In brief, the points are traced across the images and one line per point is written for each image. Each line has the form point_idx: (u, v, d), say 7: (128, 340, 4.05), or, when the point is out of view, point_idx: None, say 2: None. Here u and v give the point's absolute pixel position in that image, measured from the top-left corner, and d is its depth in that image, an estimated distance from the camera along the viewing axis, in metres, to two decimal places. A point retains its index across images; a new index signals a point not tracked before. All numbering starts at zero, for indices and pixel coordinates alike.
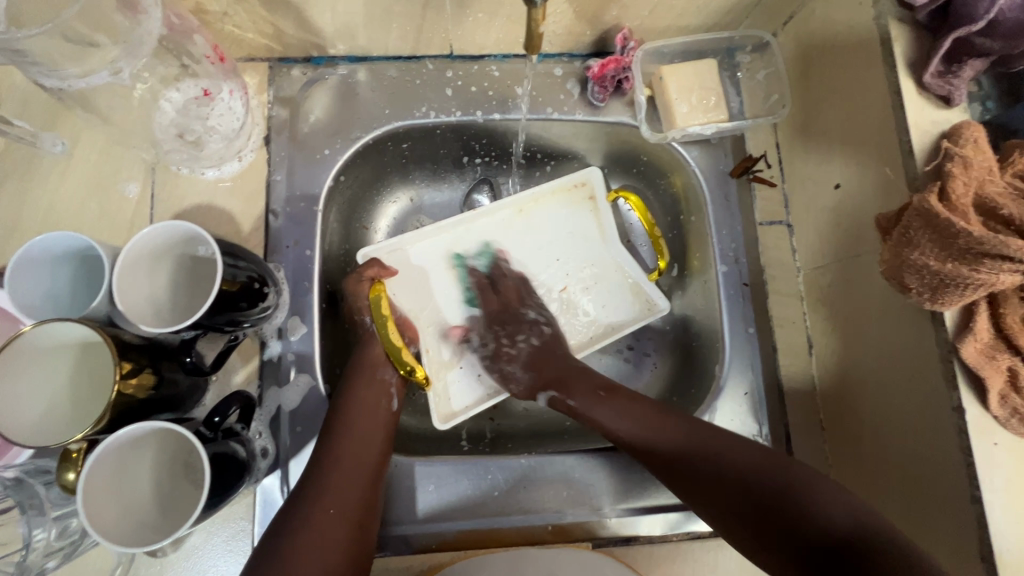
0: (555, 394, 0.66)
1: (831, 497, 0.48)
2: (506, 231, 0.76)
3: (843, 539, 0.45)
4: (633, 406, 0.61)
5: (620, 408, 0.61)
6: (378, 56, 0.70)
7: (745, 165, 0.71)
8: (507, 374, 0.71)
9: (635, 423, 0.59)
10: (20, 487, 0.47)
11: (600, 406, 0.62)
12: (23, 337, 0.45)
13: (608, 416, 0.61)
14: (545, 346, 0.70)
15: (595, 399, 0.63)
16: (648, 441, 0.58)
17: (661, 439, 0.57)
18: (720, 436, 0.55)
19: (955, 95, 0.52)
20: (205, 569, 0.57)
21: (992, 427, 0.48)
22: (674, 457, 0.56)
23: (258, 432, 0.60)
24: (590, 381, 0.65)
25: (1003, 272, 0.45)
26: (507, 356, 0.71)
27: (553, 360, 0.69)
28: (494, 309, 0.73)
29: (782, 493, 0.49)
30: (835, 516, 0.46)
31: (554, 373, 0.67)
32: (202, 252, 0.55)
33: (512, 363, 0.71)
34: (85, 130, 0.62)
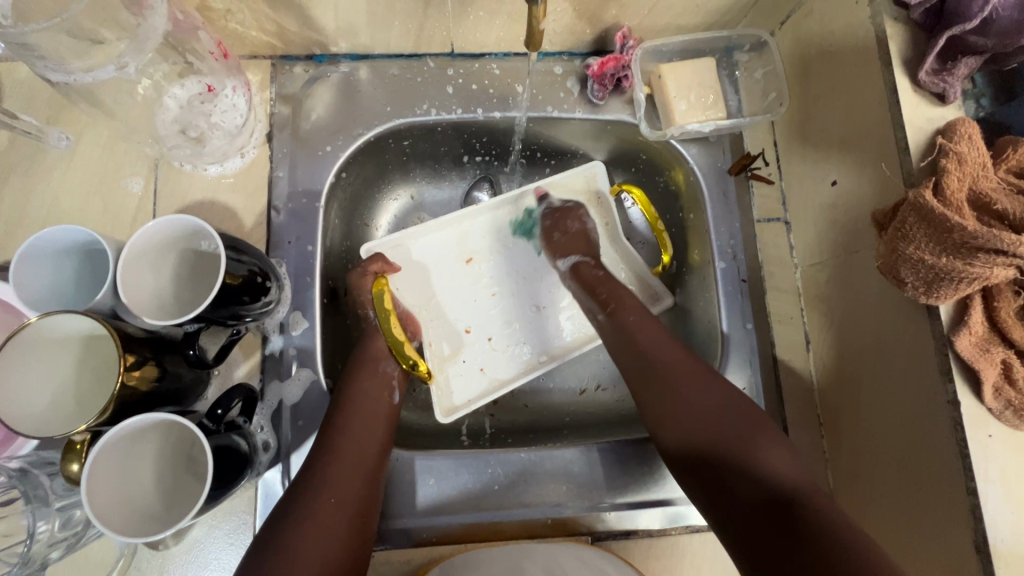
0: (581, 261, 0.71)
1: (782, 461, 0.51)
2: (510, 227, 0.76)
3: (783, 496, 0.48)
4: (651, 330, 0.63)
5: (648, 328, 0.63)
6: (380, 54, 0.70)
7: (744, 162, 0.72)
8: (557, 232, 0.73)
9: (659, 352, 0.61)
10: (25, 477, 0.47)
11: (636, 319, 0.64)
12: (27, 329, 0.46)
13: (639, 325, 0.63)
14: (586, 239, 0.73)
15: (638, 319, 0.64)
16: (659, 361, 0.60)
17: (668, 365, 0.60)
18: (716, 391, 0.57)
19: (950, 92, 0.53)
20: (206, 562, 0.57)
21: (987, 420, 0.49)
22: (671, 380, 0.59)
23: (260, 426, 0.61)
24: (642, 320, 0.64)
25: (997, 265, 0.46)
26: (568, 227, 0.73)
27: (593, 246, 0.73)
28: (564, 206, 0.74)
29: (733, 450, 0.53)
30: (783, 473, 0.50)
31: (590, 250, 0.72)
32: (205, 245, 0.56)
33: (573, 222, 0.73)
34: (90, 126, 0.62)
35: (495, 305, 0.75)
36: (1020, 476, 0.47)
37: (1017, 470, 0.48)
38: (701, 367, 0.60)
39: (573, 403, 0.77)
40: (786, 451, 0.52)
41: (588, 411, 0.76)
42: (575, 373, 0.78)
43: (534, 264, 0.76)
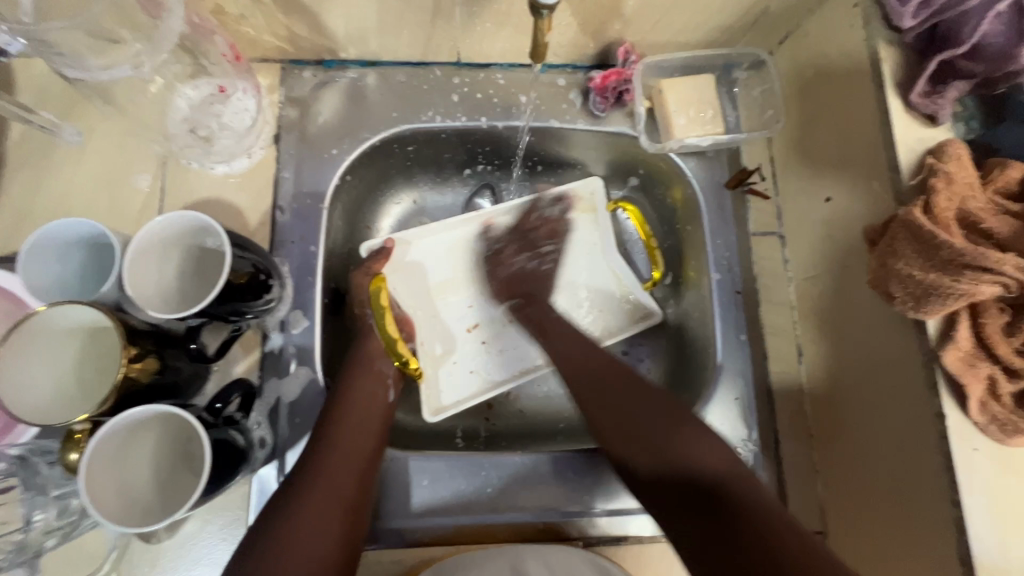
0: (520, 303, 0.73)
1: (708, 445, 0.53)
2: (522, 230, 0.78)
3: (708, 484, 0.49)
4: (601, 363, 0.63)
5: (574, 342, 0.66)
6: (388, 61, 0.72)
7: (741, 177, 0.73)
8: (499, 267, 0.75)
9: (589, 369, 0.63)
10: (24, 464, 0.47)
11: (562, 341, 0.67)
12: (35, 317, 0.47)
13: (569, 352, 0.65)
14: (523, 276, 0.75)
15: (562, 336, 0.68)
16: (589, 377, 0.62)
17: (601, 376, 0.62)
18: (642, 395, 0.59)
19: (941, 113, 0.54)
20: (198, 557, 0.57)
21: (972, 434, 0.49)
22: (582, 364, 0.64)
23: (257, 422, 0.61)
24: (564, 332, 0.67)
25: (984, 281, 0.47)
26: (505, 264, 0.75)
27: (525, 284, 0.74)
28: (519, 225, 0.76)
29: (664, 447, 0.53)
30: (703, 459, 0.51)
31: (525, 287, 0.74)
32: (210, 243, 0.56)
33: (523, 258, 0.75)
34: (101, 123, 0.64)
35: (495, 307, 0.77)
36: (1004, 490, 0.48)
37: (1003, 484, 0.48)
38: (631, 377, 0.61)
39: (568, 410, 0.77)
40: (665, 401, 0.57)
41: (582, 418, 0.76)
42: None
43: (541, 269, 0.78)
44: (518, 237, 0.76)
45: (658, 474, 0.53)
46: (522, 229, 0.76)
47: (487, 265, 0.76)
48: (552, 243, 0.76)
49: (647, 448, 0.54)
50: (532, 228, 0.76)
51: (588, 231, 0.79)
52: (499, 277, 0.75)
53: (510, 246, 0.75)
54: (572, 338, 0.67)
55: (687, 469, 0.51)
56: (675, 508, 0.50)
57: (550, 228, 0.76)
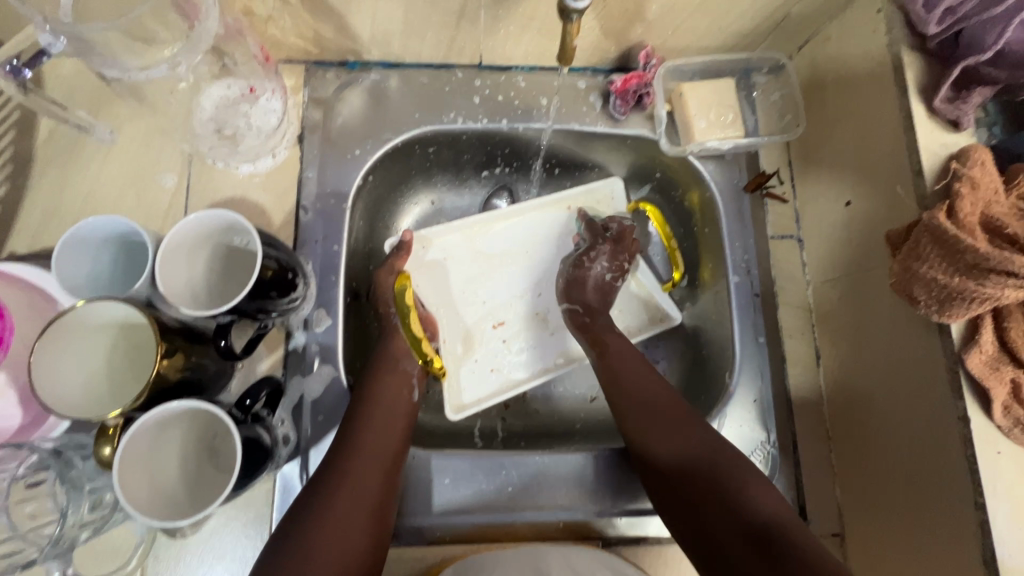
0: (577, 310, 0.72)
1: (773, 497, 0.53)
2: (542, 230, 0.79)
3: (763, 530, 0.50)
4: (649, 381, 0.64)
5: (631, 371, 0.65)
6: (410, 63, 0.72)
7: (760, 181, 0.73)
8: (574, 279, 0.73)
9: (636, 381, 0.64)
10: (59, 457, 0.49)
11: (619, 363, 0.66)
12: (71, 313, 0.47)
13: (625, 372, 0.65)
14: (601, 288, 0.73)
15: (618, 351, 0.67)
16: (651, 407, 0.61)
17: (649, 397, 0.62)
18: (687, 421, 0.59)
19: (964, 120, 0.55)
20: (223, 551, 0.58)
21: (995, 437, 0.50)
22: (624, 383, 0.64)
23: (281, 420, 0.62)
24: (630, 363, 0.66)
25: (1009, 287, 0.47)
26: (585, 273, 0.73)
27: (604, 298, 0.73)
28: (597, 235, 0.74)
29: (724, 484, 0.54)
30: (765, 506, 0.52)
31: (591, 300, 0.72)
32: (238, 241, 0.57)
33: (603, 261, 0.73)
34: (129, 121, 0.65)
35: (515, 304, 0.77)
36: None
37: None
38: (699, 421, 0.60)
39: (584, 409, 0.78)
40: (705, 433, 0.58)
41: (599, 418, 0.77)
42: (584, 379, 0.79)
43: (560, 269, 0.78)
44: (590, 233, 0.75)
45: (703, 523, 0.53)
46: (599, 236, 0.74)
47: (573, 273, 0.73)
48: (601, 252, 0.73)
49: (705, 493, 0.54)
50: (601, 234, 0.74)
51: None
52: (573, 276, 0.73)
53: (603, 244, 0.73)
54: (633, 367, 0.65)
55: (745, 512, 0.52)
56: (716, 557, 0.51)
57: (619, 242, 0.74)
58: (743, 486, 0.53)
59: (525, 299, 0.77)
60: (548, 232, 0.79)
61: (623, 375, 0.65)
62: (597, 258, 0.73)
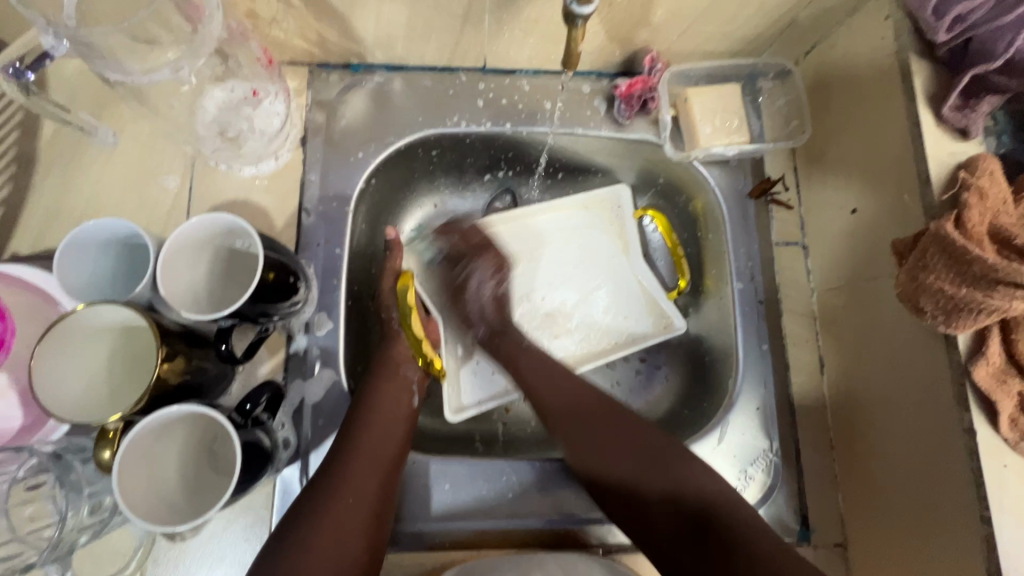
0: (497, 340, 0.70)
1: (704, 473, 0.56)
2: (553, 233, 0.79)
3: (704, 513, 0.53)
4: (573, 385, 0.65)
5: (551, 377, 0.66)
6: (414, 66, 0.72)
7: (764, 187, 0.72)
8: (463, 302, 0.72)
9: (558, 385, 0.65)
10: (59, 462, 0.49)
11: (530, 369, 0.67)
12: (73, 316, 0.48)
13: (538, 377, 0.66)
14: (494, 303, 0.72)
15: (535, 368, 0.67)
16: (575, 410, 0.63)
17: (576, 400, 0.63)
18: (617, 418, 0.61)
19: (973, 128, 0.54)
20: (222, 555, 0.58)
21: (1002, 450, 0.49)
22: (556, 383, 0.65)
23: (281, 424, 0.61)
24: (550, 368, 0.67)
25: (1017, 299, 0.47)
26: (469, 294, 0.72)
27: (503, 311, 0.72)
28: (461, 245, 0.73)
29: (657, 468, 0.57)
30: (698, 486, 0.55)
31: (493, 320, 0.71)
32: (240, 245, 0.57)
33: (478, 279, 0.72)
34: (132, 123, 0.65)
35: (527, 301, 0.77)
36: None
37: None
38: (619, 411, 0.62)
39: None
40: (636, 425, 0.60)
41: None
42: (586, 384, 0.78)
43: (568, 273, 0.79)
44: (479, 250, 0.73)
45: (643, 512, 0.56)
46: (468, 251, 0.73)
47: (457, 297, 0.73)
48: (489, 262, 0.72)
49: (639, 480, 0.57)
50: (477, 246, 0.73)
51: (613, 243, 0.80)
52: (463, 310, 0.72)
53: (485, 257, 0.72)
54: (553, 374, 0.66)
55: (680, 495, 0.55)
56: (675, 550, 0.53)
57: (497, 254, 0.73)
58: (682, 473, 0.56)
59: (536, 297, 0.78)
60: (561, 233, 0.79)
61: (546, 386, 0.65)
62: (478, 276, 0.71)
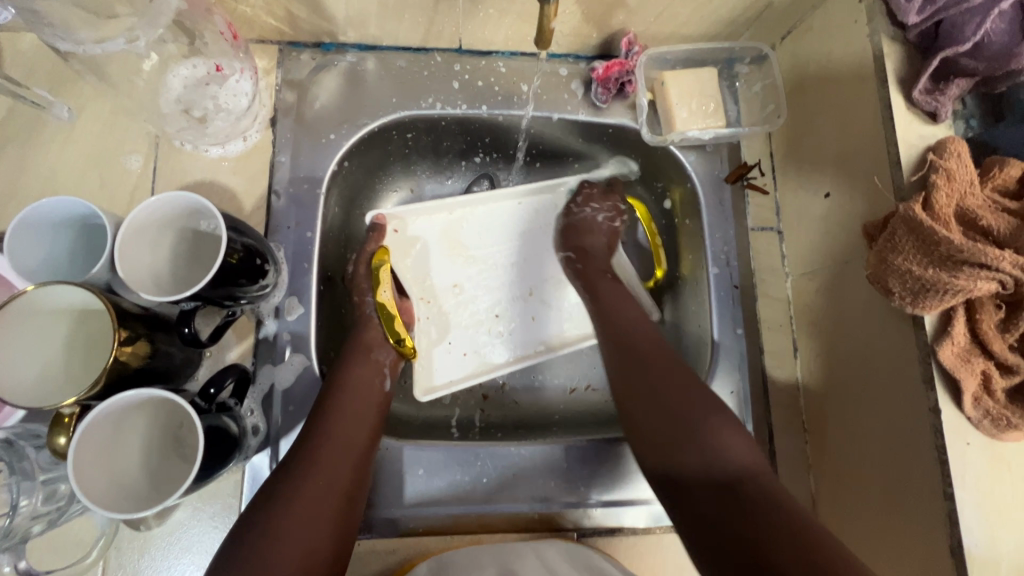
0: (572, 257, 0.75)
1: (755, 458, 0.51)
2: (544, 217, 0.78)
3: (733, 485, 0.49)
4: (651, 352, 0.61)
5: (626, 348, 0.62)
6: (387, 46, 0.71)
7: (740, 172, 0.72)
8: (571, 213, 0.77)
9: (622, 322, 0.65)
10: (10, 448, 0.46)
11: (608, 300, 0.69)
12: (21, 298, 0.45)
13: (608, 296, 0.69)
14: (596, 228, 0.75)
15: (613, 296, 0.69)
16: (645, 348, 0.61)
17: (678, 393, 0.56)
18: (715, 406, 0.55)
19: (942, 111, 0.55)
20: (188, 544, 0.56)
21: (965, 429, 0.50)
22: (634, 350, 0.62)
23: (250, 410, 0.60)
24: (617, 298, 0.69)
25: (981, 278, 0.47)
26: (582, 211, 0.76)
27: (592, 253, 0.74)
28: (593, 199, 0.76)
29: (689, 422, 0.54)
30: (738, 457, 0.51)
31: (589, 244, 0.74)
32: (205, 226, 0.55)
33: (573, 234, 0.75)
34: (91, 101, 0.62)
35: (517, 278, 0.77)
36: (992, 482, 0.49)
37: (993, 477, 0.49)
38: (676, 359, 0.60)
39: (563, 401, 0.77)
40: (740, 431, 0.53)
41: (577, 409, 0.76)
42: (563, 371, 0.79)
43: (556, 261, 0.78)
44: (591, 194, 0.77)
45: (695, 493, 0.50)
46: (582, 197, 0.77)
47: (569, 233, 0.76)
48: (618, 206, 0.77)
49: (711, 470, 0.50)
50: (599, 192, 0.77)
51: None
52: (568, 224, 0.76)
53: (585, 190, 0.77)
54: (621, 308, 0.67)
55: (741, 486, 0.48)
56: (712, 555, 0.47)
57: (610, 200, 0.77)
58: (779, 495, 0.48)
59: (526, 278, 0.77)
60: (553, 221, 0.78)
61: (631, 334, 0.64)
62: (597, 206, 0.76)
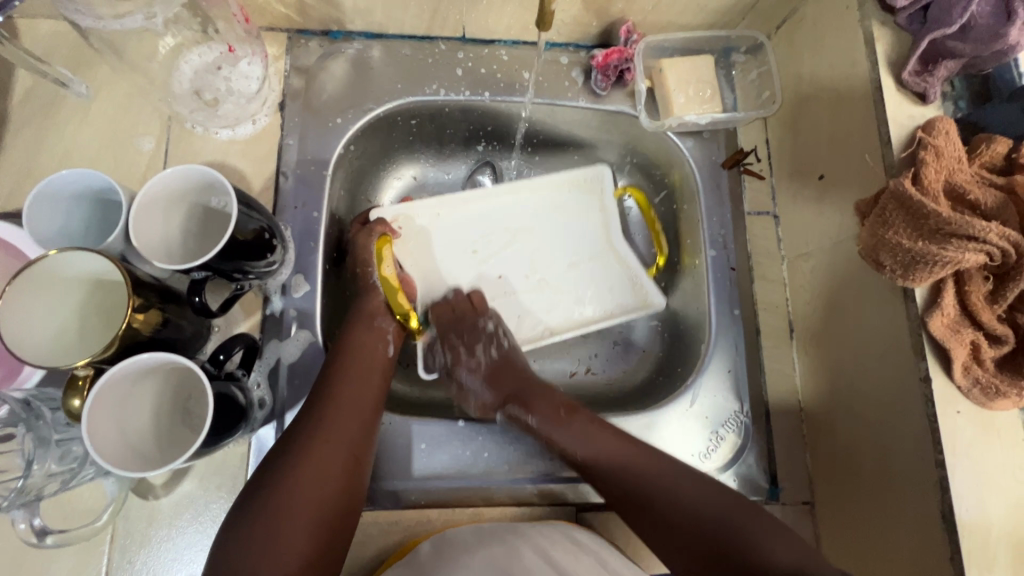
0: (514, 409, 0.66)
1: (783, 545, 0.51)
2: (546, 208, 0.80)
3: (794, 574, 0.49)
4: (637, 462, 0.59)
5: (613, 457, 0.60)
6: (393, 34, 0.73)
7: (737, 157, 0.75)
8: (465, 374, 0.71)
9: (598, 446, 0.61)
10: (29, 409, 0.48)
11: (570, 436, 0.62)
12: (41, 263, 0.47)
13: (569, 438, 0.62)
14: (493, 373, 0.70)
15: (574, 432, 0.62)
16: (628, 481, 0.58)
17: (690, 506, 0.55)
18: (730, 500, 0.55)
19: (930, 92, 0.56)
20: (196, 514, 0.58)
21: (956, 398, 0.51)
22: (634, 476, 0.58)
23: (257, 383, 0.62)
24: (578, 430, 0.62)
25: (969, 250, 0.49)
26: (467, 368, 0.70)
27: (501, 377, 0.69)
28: (447, 320, 0.72)
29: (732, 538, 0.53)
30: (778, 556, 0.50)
31: (507, 390, 0.68)
32: (216, 203, 0.57)
33: (466, 371, 0.71)
34: (107, 84, 0.64)
35: (521, 267, 0.78)
36: (982, 449, 0.50)
37: (982, 444, 0.51)
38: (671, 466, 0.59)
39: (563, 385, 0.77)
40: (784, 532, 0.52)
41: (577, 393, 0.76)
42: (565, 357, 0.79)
43: (558, 252, 0.79)
44: (452, 332, 0.71)
45: None
46: (451, 330, 0.71)
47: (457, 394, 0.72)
48: (491, 345, 0.72)
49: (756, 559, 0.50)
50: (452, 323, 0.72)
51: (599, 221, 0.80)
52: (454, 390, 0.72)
53: (460, 340, 0.71)
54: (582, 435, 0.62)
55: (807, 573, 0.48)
56: None
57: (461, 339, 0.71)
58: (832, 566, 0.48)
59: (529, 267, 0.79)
60: (554, 212, 0.80)
61: (610, 450, 0.60)
62: (461, 361, 0.71)
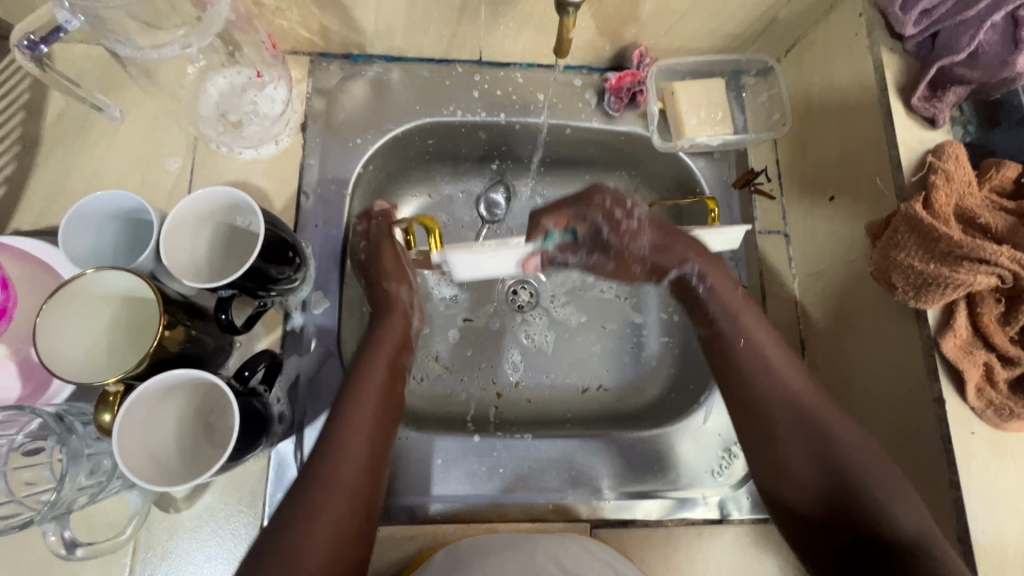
0: (677, 277, 0.66)
1: (911, 505, 0.50)
2: None
3: (911, 543, 0.48)
4: (803, 389, 0.58)
5: (787, 386, 0.58)
6: (412, 57, 0.75)
7: (747, 177, 0.76)
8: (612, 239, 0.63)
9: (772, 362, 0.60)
10: (61, 423, 0.49)
11: (766, 349, 0.61)
12: (75, 282, 0.49)
13: (764, 348, 0.61)
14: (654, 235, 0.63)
15: (769, 349, 0.61)
16: (804, 405, 0.57)
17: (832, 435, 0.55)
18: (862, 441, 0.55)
19: (939, 117, 0.58)
20: (216, 527, 0.59)
21: (969, 418, 0.52)
22: (801, 404, 0.58)
23: (278, 398, 0.63)
24: (753, 330, 0.62)
25: (981, 273, 0.49)
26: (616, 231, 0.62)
27: (668, 235, 0.63)
28: (569, 219, 0.61)
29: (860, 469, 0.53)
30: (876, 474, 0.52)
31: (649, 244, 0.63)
32: (241, 222, 0.59)
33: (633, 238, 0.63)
34: (136, 107, 0.67)
35: None
36: (997, 470, 0.51)
37: (996, 465, 0.51)
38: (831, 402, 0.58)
39: (575, 401, 0.77)
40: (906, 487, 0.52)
41: (589, 411, 0.76)
42: (579, 372, 0.79)
43: None
44: (574, 208, 0.61)
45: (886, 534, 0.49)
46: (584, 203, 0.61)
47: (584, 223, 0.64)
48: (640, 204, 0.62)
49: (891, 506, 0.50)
50: (586, 199, 0.61)
51: None
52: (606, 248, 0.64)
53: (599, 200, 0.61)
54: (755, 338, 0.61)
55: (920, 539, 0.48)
56: None
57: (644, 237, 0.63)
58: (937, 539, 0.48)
59: None
60: None
61: (789, 373, 0.59)
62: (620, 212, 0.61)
